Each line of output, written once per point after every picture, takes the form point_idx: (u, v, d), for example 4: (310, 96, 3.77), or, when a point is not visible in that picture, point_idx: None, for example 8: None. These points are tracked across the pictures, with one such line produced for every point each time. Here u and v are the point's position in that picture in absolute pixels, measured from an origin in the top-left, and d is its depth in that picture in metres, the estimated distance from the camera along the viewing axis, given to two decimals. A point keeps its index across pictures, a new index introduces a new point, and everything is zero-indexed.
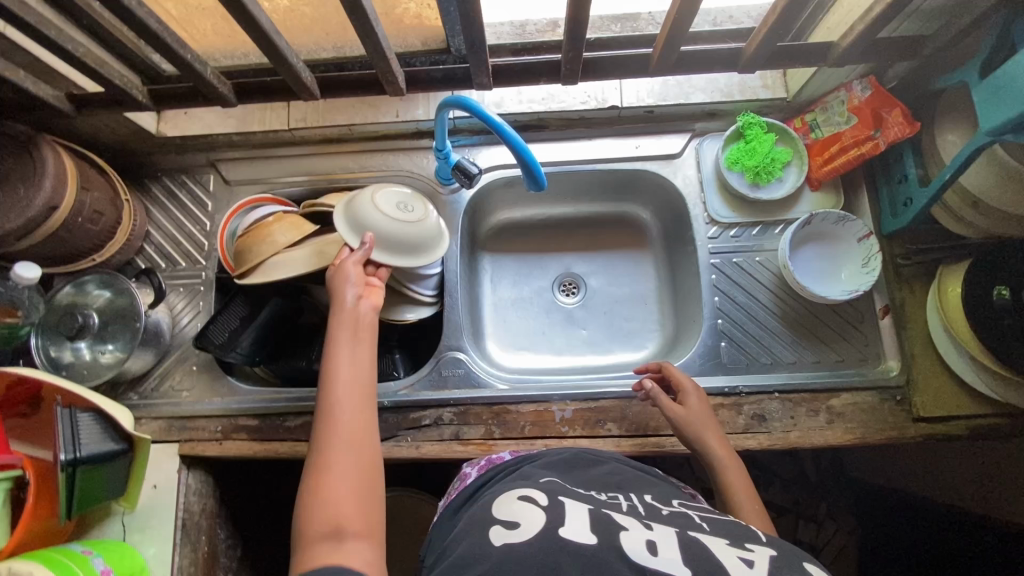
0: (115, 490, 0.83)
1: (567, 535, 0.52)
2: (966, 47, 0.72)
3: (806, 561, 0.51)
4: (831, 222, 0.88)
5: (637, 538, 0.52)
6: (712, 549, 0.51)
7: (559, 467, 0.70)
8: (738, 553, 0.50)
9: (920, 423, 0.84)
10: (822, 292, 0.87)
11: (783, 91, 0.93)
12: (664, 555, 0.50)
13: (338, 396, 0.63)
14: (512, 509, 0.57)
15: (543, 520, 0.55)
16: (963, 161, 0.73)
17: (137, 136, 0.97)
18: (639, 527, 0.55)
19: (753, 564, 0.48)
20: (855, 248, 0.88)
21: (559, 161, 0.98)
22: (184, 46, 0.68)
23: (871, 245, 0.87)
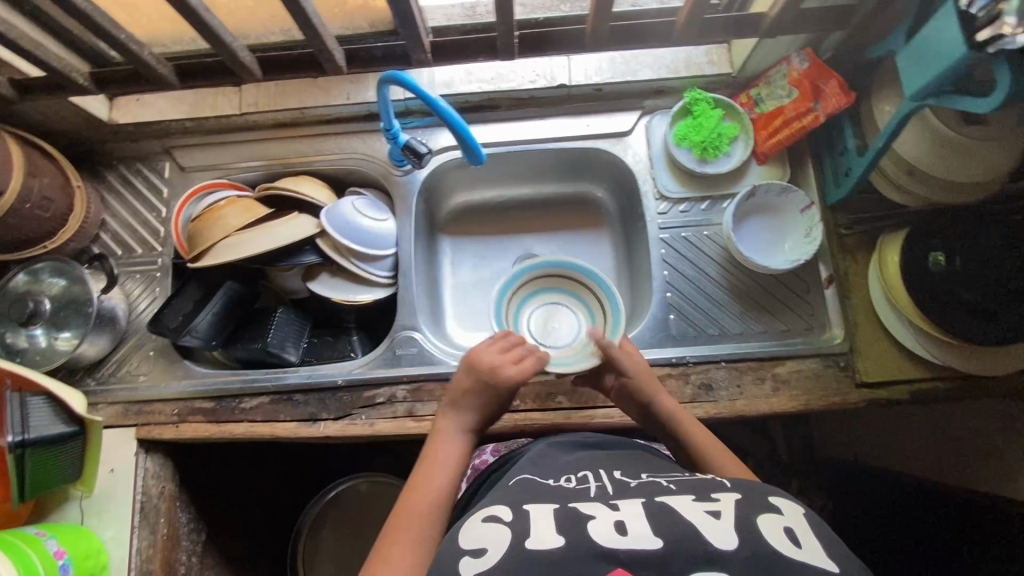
0: (70, 472, 0.84)
1: (533, 546, 0.51)
2: (892, 15, 0.73)
3: (770, 495, 0.55)
4: (775, 194, 0.90)
5: (605, 524, 0.52)
6: (681, 510, 0.53)
7: (523, 466, 0.69)
8: (705, 508, 0.53)
9: (864, 389, 0.86)
10: (767, 263, 0.89)
11: (728, 67, 0.95)
12: (635, 532, 0.51)
13: (432, 485, 0.70)
14: (474, 531, 0.55)
15: (507, 536, 0.54)
16: (893, 129, 0.74)
17: (89, 123, 0.97)
18: (604, 510, 0.55)
19: (721, 515, 0.52)
20: (801, 218, 0.90)
21: (511, 141, 0.99)
22: (116, 26, 0.69)
23: (815, 215, 0.88)
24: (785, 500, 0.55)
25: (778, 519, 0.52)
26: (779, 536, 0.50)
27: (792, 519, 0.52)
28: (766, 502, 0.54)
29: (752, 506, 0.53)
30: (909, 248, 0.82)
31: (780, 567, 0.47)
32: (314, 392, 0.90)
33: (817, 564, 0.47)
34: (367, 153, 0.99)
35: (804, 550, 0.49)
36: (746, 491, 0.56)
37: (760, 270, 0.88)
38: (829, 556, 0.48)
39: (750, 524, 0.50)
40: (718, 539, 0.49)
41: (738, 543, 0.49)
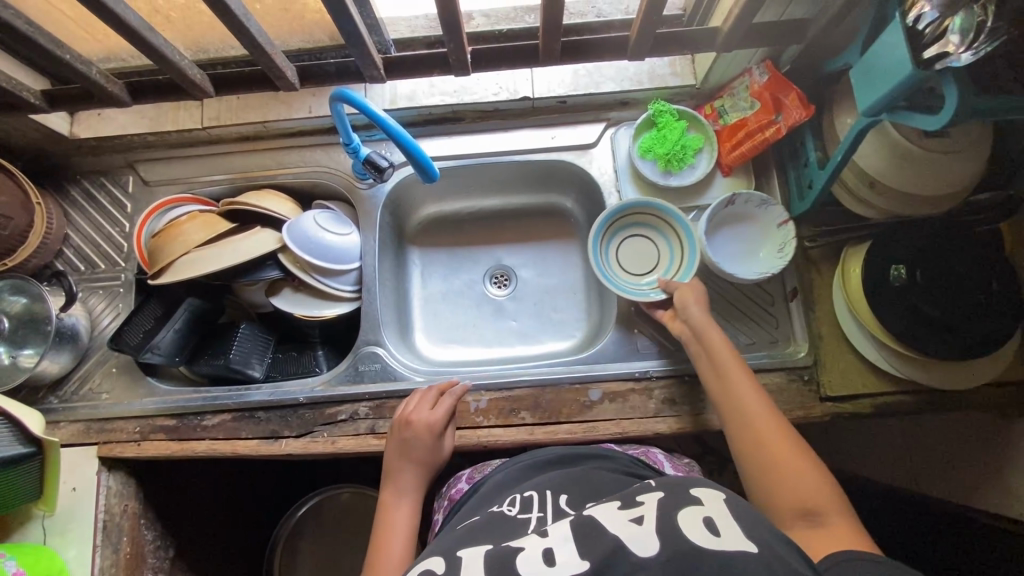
0: (29, 493, 0.83)
1: None
2: (847, 30, 0.73)
3: (691, 487, 0.55)
4: (754, 205, 0.88)
5: (533, 555, 0.51)
6: (604, 523, 0.52)
7: (475, 506, 0.71)
8: (627, 516, 0.52)
9: (827, 403, 0.86)
10: (739, 273, 0.86)
11: (692, 78, 0.94)
12: (561, 560, 0.50)
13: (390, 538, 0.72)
14: None
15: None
16: (854, 138, 0.74)
17: (50, 139, 0.97)
18: (534, 539, 0.54)
19: (644, 520, 0.51)
20: (775, 231, 0.88)
21: (476, 154, 0.98)
22: (60, 47, 0.68)
23: (789, 229, 0.86)
24: (707, 488, 0.54)
25: (697, 511, 0.51)
26: (698, 531, 0.48)
27: (712, 510, 0.51)
28: (688, 496, 0.53)
29: (671, 505, 0.52)
30: (871, 262, 0.82)
31: (700, 565, 0.45)
32: (276, 409, 0.89)
33: (736, 550, 0.46)
34: (331, 166, 0.99)
35: (723, 537, 0.47)
36: (670, 488, 0.55)
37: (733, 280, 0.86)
38: (749, 539, 0.47)
39: (671, 525, 0.49)
40: (639, 549, 0.48)
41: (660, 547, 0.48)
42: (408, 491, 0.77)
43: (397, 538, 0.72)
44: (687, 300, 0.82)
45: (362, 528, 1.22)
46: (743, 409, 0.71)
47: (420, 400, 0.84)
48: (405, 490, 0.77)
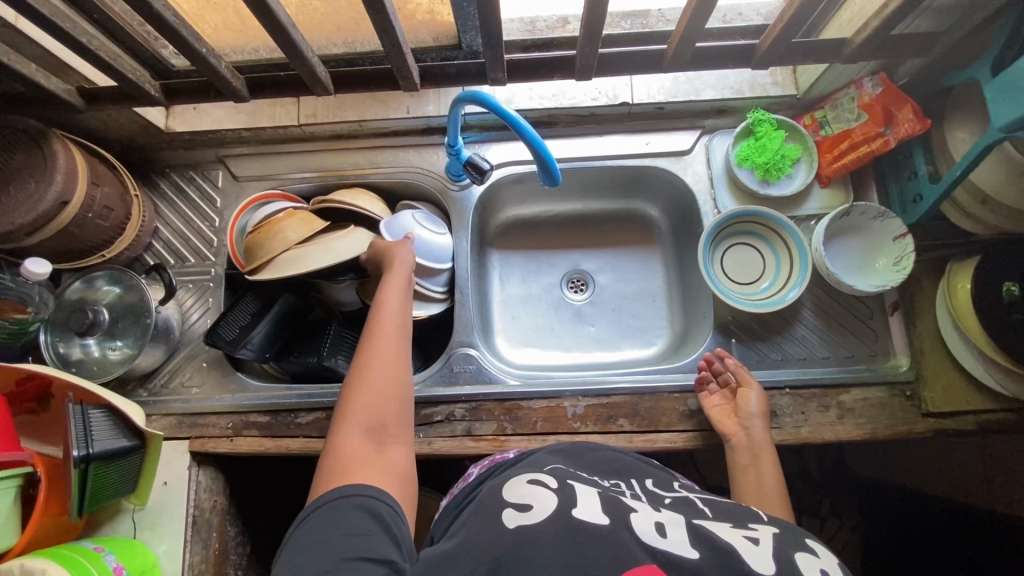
0: (126, 486, 0.83)
1: (579, 515, 0.57)
2: (976, 45, 0.73)
3: (807, 539, 0.57)
4: (869, 216, 0.87)
5: (646, 520, 0.58)
6: (718, 530, 0.56)
7: (556, 455, 0.75)
8: (744, 534, 0.56)
9: (930, 419, 0.85)
10: (850, 284, 0.85)
11: (793, 88, 0.94)
12: (673, 537, 0.55)
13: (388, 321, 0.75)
14: (521, 494, 0.62)
15: (554, 503, 0.59)
16: (974, 157, 0.73)
17: (146, 131, 0.97)
18: (648, 511, 0.60)
19: (759, 542, 0.55)
20: (889, 244, 0.86)
21: (569, 158, 0.98)
22: (199, 39, 0.68)
23: (907, 243, 0.84)
24: (821, 546, 0.56)
25: (813, 561, 0.52)
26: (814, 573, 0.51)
27: (827, 561, 0.53)
28: (804, 544, 0.55)
29: (788, 542, 0.55)
30: (982, 277, 0.81)
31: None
32: None
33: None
34: (424, 167, 0.99)
35: None
36: (784, 529, 0.58)
37: (845, 289, 0.86)
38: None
39: (785, 554, 0.53)
40: (755, 563, 0.51)
41: (776, 570, 0.51)
42: (402, 271, 0.82)
43: (392, 305, 0.77)
44: (750, 394, 0.83)
45: None
46: (757, 458, 0.79)
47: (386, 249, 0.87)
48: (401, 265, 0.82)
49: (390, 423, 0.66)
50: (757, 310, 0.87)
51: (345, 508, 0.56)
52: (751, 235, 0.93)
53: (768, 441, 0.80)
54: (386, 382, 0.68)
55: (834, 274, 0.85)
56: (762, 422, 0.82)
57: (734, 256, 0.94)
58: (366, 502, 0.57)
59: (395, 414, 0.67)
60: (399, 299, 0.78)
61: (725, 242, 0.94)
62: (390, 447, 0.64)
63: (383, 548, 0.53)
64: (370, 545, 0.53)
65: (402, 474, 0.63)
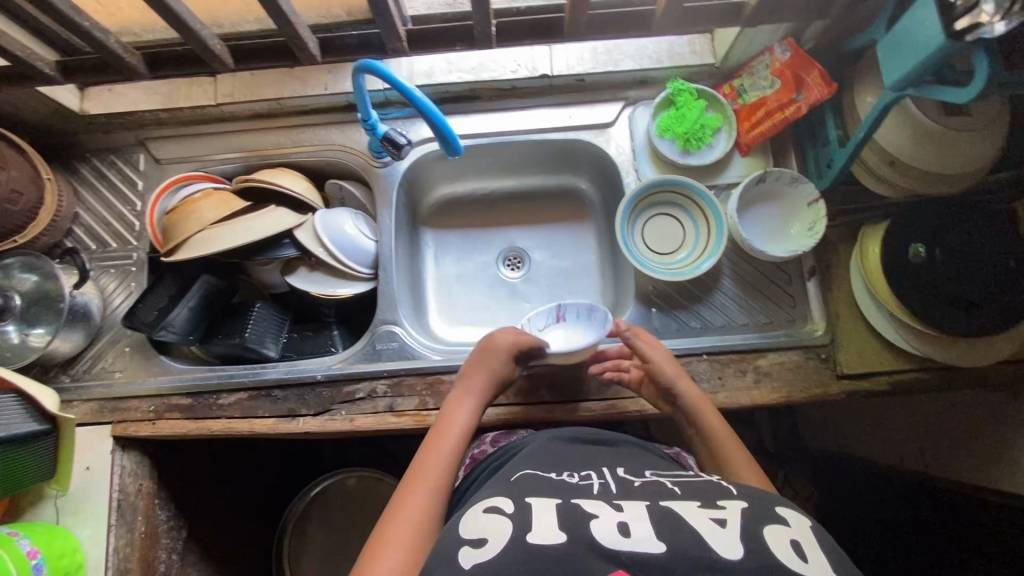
0: (43, 471, 0.82)
1: (534, 540, 0.53)
2: (871, 7, 0.73)
3: (775, 507, 0.56)
4: (783, 182, 0.88)
5: (608, 524, 0.54)
6: (684, 514, 0.54)
7: (525, 460, 0.71)
8: (710, 515, 0.54)
9: (844, 380, 0.86)
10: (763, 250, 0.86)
11: (711, 57, 0.94)
12: (636, 534, 0.52)
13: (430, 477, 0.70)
14: (476, 523, 0.57)
15: (509, 528, 0.55)
16: (874, 118, 0.74)
17: (60, 114, 0.95)
18: (609, 510, 0.56)
19: (725, 523, 0.53)
20: (802, 210, 0.87)
21: (494, 133, 0.97)
22: (80, 13, 0.67)
23: (818, 208, 0.85)
24: (789, 510, 0.56)
25: (783, 533, 0.52)
26: (783, 547, 0.50)
27: (799, 533, 0.52)
28: (773, 515, 0.54)
29: (756, 518, 0.54)
30: (891, 238, 0.82)
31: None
32: (293, 387, 0.89)
33: None
34: (346, 144, 0.98)
35: (810, 564, 0.49)
36: (752, 501, 0.57)
37: (759, 256, 0.86)
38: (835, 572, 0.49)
39: (752, 533, 0.51)
40: (724, 549, 0.49)
41: (745, 554, 0.49)
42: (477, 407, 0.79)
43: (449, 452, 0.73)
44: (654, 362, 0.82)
45: (373, 511, 1.23)
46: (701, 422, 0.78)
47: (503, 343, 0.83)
48: (471, 394, 0.79)
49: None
50: (675, 279, 0.88)
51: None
52: (674, 204, 0.94)
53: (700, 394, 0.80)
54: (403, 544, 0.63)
55: (746, 240, 0.85)
56: (681, 380, 0.81)
57: (658, 226, 0.94)
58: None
59: None
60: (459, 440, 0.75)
61: (646, 213, 0.95)
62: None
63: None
64: None
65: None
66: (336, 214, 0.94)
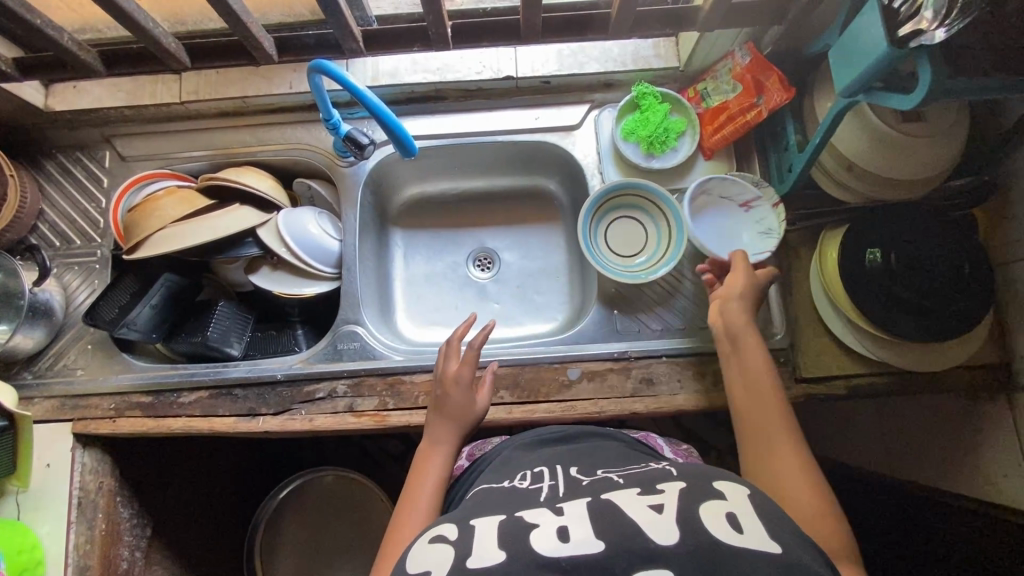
0: (1, 468, 0.82)
1: (476, 562, 0.51)
2: (826, 13, 0.73)
3: (714, 481, 0.57)
4: (724, 191, 0.88)
5: (548, 530, 0.53)
6: (624, 506, 0.55)
7: (485, 478, 0.71)
8: (647, 502, 0.55)
9: (802, 383, 0.87)
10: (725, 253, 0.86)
11: (676, 60, 0.94)
12: (576, 538, 0.52)
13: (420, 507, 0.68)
14: (422, 556, 0.55)
15: (452, 554, 0.53)
16: (830, 124, 0.75)
17: (23, 110, 0.94)
18: (550, 516, 0.56)
19: (663, 509, 0.53)
20: (747, 215, 0.88)
21: (459, 134, 0.97)
22: (30, 11, 0.67)
23: (761, 208, 0.87)
24: (727, 482, 0.57)
25: (719, 507, 0.53)
26: (719, 521, 0.51)
27: (735, 503, 0.53)
28: (711, 490, 0.55)
29: (693, 496, 0.54)
30: (848, 244, 0.83)
31: (723, 561, 0.48)
32: (254, 386, 0.89)
33: (758, 547, 0.49)
34: (312, 143, 0.98)
35: (746, 534, 0.50)
36: (691, 480, 0.58)
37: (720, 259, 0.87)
38: (772, 538, 0.50)
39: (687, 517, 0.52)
40: (658, 535, 0.50)
41: (680, 538, 0.50)
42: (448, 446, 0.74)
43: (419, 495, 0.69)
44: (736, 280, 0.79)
45: (344, 509, 1.23)
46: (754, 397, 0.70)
47: (451, 360, 0.82)
48: (447, 418, 0.77)
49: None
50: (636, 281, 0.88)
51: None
52: (637, 206, 0.94)
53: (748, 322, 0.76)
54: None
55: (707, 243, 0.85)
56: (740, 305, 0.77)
57: (621, 229, 0.95)
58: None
59: None
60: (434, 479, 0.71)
61: (610, 215, 0.95)
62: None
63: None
64: None
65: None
66: (300, 214, 0.95)
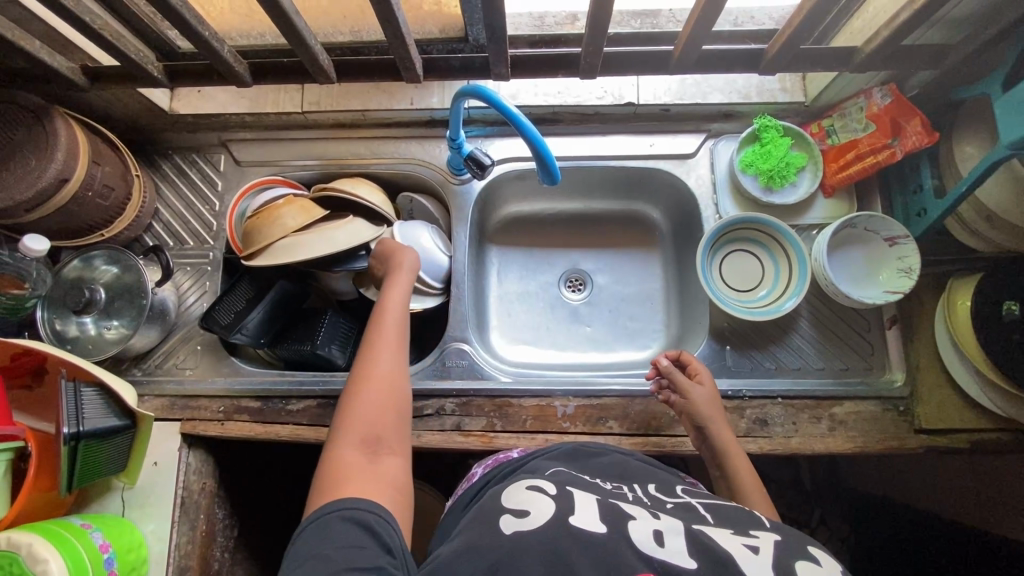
0: (115, 465, 0.83)
1: (577, 523, 0.53)
2: (988, 60, 0.72)
3: (809, 545, 0.52)
4: (872, 225, 0.86)
5: (644, 527, 0.53)
6: (715, 537, 0.52)
7: (558, 458, 0.72)
8: (742, 541, 0.52)
9: (922, 435, 0.84)
10: (859, 295, 0.85)
11: (802, 95, 0.93)
12: (671, 545, 0.51)
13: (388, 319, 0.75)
14: (520, 497, 0.59)
15: (552, 509, 0.56)
16: (979, 175, 0.71)
17: (150, 113, 0.96)
18: (646, 516, 0.56)
19: (759, 550, 0.50)
20: (890, 251, 0.85)
21: (572, 157, 0.98)
22: (202, 24, 0.68)
23: (908, 245, 0.83)
24: (825, 552, 0.51)
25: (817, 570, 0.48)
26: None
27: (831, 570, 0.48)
28: (805, 551, 0.50)
29: (789, 549, 0.50)
30: (982, 294, 0.80)
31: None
32: None
33: None
34: (427, 159, 0.99)
35: None
36: (785, 535, 0.53)
37: (848, 301, 0.85)
38: None
39: (785, 564, 0.48)
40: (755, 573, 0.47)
41: None
42: (406, 276, 0.82)
43: (394, 311, 0.77)
44: (696, 394, 0.78)
45: None
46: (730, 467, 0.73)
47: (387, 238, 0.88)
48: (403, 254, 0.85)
49: (387, 429, 0.65)
50: (763, 318, 0.87)
51: (333, 524, 0.54)
52: (754, 237, 0.93)
53: (717, 422, 0.77)
54: (376, 399, 0.66)
55: (833, 283, 0.84)
56: (719, 423, 0.77)
57: (737, 262, 0.94)
58: (354, 515, 0.54)
59: (392, 429, 0.65)
60: (401, 300, 0.79)
61: (724, 249, 0.94)
62: (386, 456, 0.63)
63: (375, 558, 0.51)
64: (364, 558, 0.51)
65: (399, 484, 0.61)
66: (413, 227, 0.95)
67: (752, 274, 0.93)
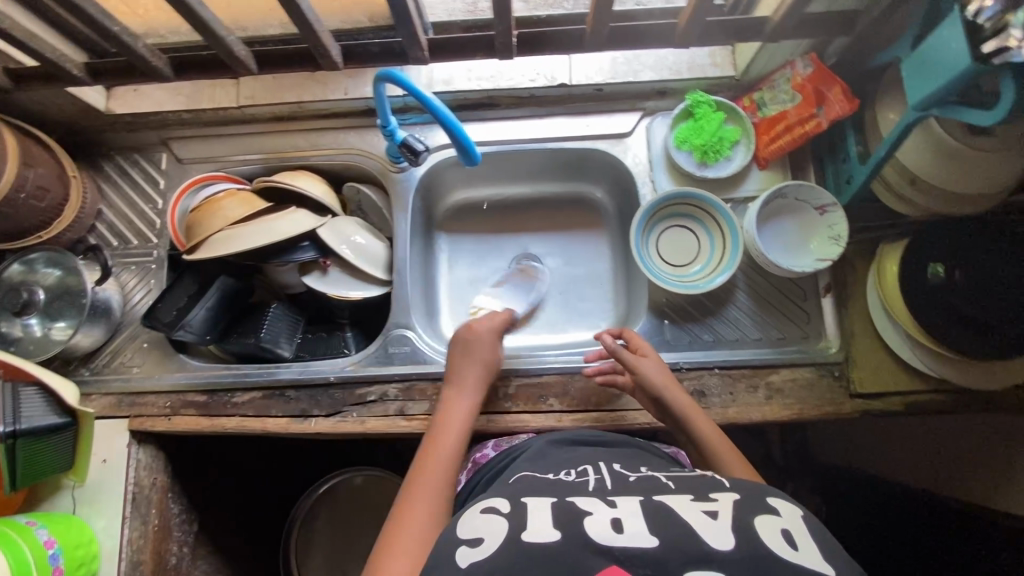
0: (61, 462, 0.84)
1: (532, 539, 0.50)
2: (896, 24, 0.73)
3: (767, 494, 0.54)
4: (802, 195, 0.87)
5: (601, 520, 0.51)
6: (675, 508, 0.52)
7: (525, 461, 0.68)
8: (701, 508, 0.52)
9: (858, 399, 0.85)
10: (790, 265, 0.86)
11: (732, 69, 0.94)
12: (630, 530, 0.50)
13: (435, 461, 0.69)
14: (473, 523, 0.54)
15: (505, 528, 0.52)
16: (898, 136, 0.72)
17: (87, 113, 0.97)
18: (603, 507, 0.53)
19: (717, 516, 0.50)
20: (820, 220, 0.86)
21: (510, 140, 0.98)
22: (110, 18, 0.68)
23: (836, 213, 0.85)
24: (781, 499, 0.54)
25: (775, 521, 0.50)
26: (775, 539, 0.48)
27: (790, 522, 0.50)
28: (766, 503, 0.52)
29: (730, 503, 0.52)
30: (909, 261, 0.80)
31: (774, 568, 0.45)
32: (306, 387, 0.91)
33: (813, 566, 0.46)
34: (366, 149, 0.99)
35: (801, 552, 0.47)
36: (744, 490, 0.54)
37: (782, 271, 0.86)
38: (828, 559, 0.47)
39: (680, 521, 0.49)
40: (713, 540, 0.48)
41: (734, 544, 0.47)
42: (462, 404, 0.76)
43: (446, 450, 0.71)
44: (643, 367, 0.79)
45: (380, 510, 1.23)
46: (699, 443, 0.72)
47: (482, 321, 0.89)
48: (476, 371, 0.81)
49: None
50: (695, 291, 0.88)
51: None
52: (689, 211, 0.94)
53: (671, 391, 0.77)
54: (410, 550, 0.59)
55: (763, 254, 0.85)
56: (672, 389, 0.77)
57: (674, 237, 0.95)
58: None
59: None
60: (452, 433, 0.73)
61: (660, 225, 0.95)
62: None
63: None
64: None
65: None
66: None
67: (687, 248, 0.95)
